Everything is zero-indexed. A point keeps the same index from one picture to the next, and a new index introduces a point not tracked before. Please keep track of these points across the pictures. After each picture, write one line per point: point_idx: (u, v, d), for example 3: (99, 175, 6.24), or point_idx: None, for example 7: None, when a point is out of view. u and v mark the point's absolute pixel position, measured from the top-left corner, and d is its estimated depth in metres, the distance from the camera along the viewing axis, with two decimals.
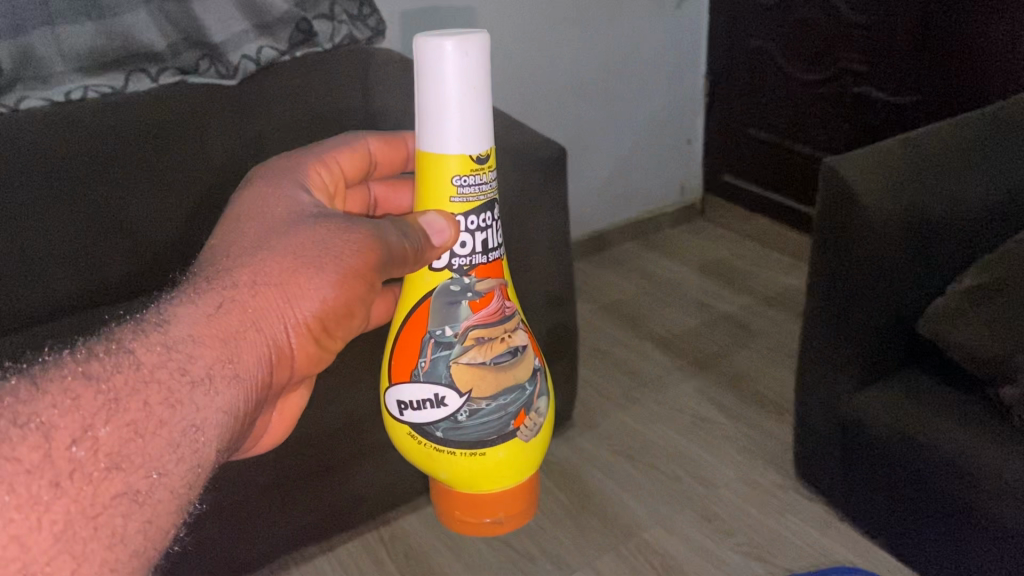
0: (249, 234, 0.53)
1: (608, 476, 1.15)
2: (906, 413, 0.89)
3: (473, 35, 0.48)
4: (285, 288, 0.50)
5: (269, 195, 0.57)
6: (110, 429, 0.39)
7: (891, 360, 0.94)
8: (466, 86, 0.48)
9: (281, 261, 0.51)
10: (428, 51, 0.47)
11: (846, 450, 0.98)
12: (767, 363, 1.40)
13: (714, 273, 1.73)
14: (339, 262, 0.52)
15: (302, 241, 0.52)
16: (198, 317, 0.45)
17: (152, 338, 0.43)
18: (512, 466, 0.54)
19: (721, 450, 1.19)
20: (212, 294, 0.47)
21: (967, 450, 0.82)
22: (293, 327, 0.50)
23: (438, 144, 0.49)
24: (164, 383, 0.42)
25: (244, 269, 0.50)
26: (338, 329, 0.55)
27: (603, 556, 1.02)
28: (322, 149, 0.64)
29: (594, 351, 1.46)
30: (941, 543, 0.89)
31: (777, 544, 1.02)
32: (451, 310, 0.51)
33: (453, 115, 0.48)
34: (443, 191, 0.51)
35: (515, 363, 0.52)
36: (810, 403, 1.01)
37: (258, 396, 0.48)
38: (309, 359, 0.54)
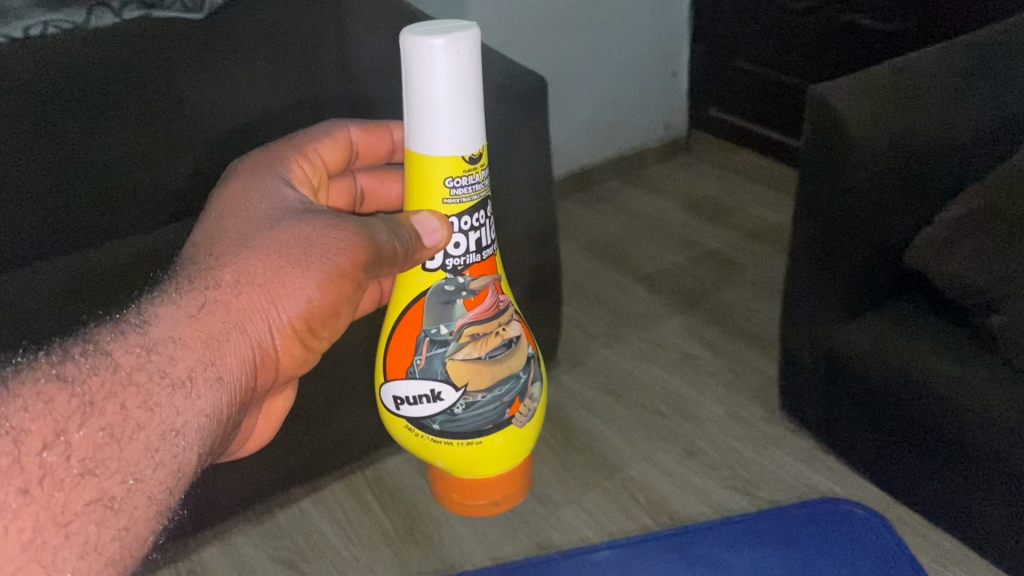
0: (234, 230, 0.51)
1: (593, 414, 1.15)
2: (894, 349, 0.88)
3: (465, 33, 0.46)
4: (268, 288, 0.47)
5: (251, 191, 0.54)
6: (85, 433, 0.37)
7: (878, 292, 0.93)
8: (457, 87, 0.46)
9: (265, 258, 0.48)
10: (416, 49, 0.46)
11: (830, 384, 0.98)
12: (752, 296, 1.39)
13: (700, 208, 1.71)
14: (326, 261, 0.50)
15: (285, 238, 0.50)
16: (181, 317, 0.43)
17: (131, 339, 0.41)
18: (509, 452, 0.54)
19: (704, 384, 1.20)
20: (195, 293, 0.45)
21: (964, 390, 0.81)
22: (275, 327, 0.48)
23: (429, 146, 0.48)
24: (142, 386, 0.40)
25: (226, 268, 0.47)
26: (323, 328, 0.52)
27: (589, 493, 1.02)
28: (303, 140, 0.61)
29: (580, 290, 1.44)
30: (924, 474, 0.89)
31: (762, 476, 1.03)
32: (446, 309, 0.50)
33: (445, 117, 0.47)
34: (436, 192, 0.49)
35: (510, 354, 0.52)
36: (793, 334, 1.00)
37: (241, 398, 0.46)
38: (292, 360, 0.52)
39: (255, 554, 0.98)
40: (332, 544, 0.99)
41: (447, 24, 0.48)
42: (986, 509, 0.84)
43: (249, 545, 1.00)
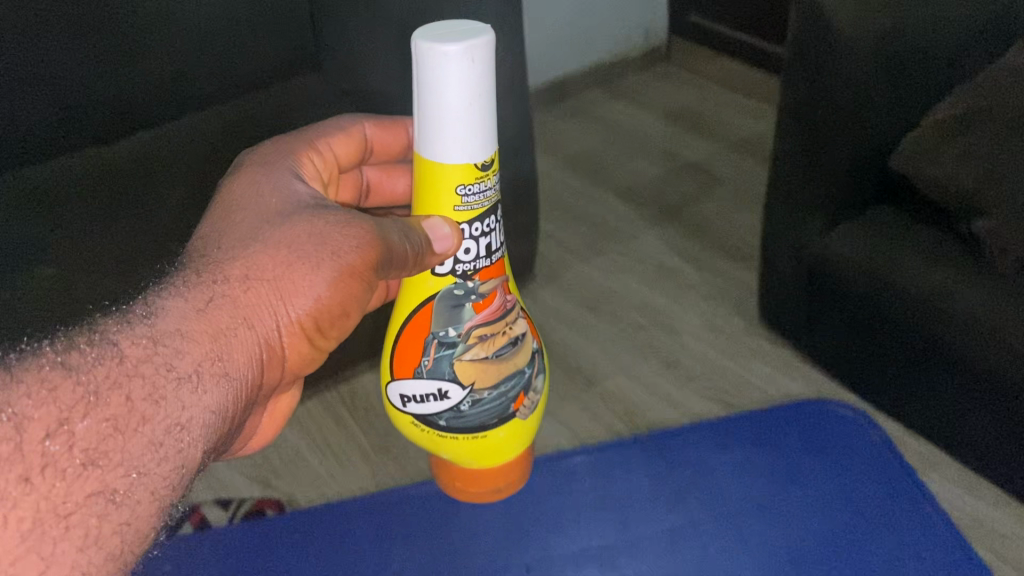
0: (245, 222, 0.49)
1: (570, 329, 1.14)
2: (876, 255, 0.87)
3: (480, 40, 0.44)
4: (278, 284, 0.46)
5: (261, 183, 0.52)
6: (89, 423, 0.37)
7: (862, 199, 0.91)
8: (468, 95, 0.45)
9: (274, 253, 0.47)
10: (427, 56, 0.44)
11: (810, 292, 0.96)
12: (733, 208, 1.37)
13: (681, 120, 1.67)
14: (334, 257, 0.48)
15: (295, 233, 0.48)
16: (187, 311, 0.43)
17: (138, 330, 0.41)
18: (513, 441, 0.54)
19: (683, 297, 1.18)
20: (202, 287, 0.44)
21: (952, 295, 0.80)
22: (285, 326, 0.47)
23: (439, 151, 0.46)
24: (149, 377, 0.39)
25: (235, 262, 0.46)
26: (331, 327, 0.51)
27: (566, 407, 1.01)
28: (316, 134, 0.59)
29: (557, 204, 1.41)
30: (901, 377, 0.90)
31: (740, 386, 1.03)
32: (454, 313, 0.49)
33: (457, 124, 0.45)
34: (446, 200, 0.48)
35: (516, 352, 0.51)
36: (773, 243, 0.99)
37: (248, 396, 0.46)
38: (299, 360, 0.50)
39: (230, 472, 0.97)
40: (309, 462, 0.98)
41: (462, 26, 0.46)
42: (963, 410, 0.84)
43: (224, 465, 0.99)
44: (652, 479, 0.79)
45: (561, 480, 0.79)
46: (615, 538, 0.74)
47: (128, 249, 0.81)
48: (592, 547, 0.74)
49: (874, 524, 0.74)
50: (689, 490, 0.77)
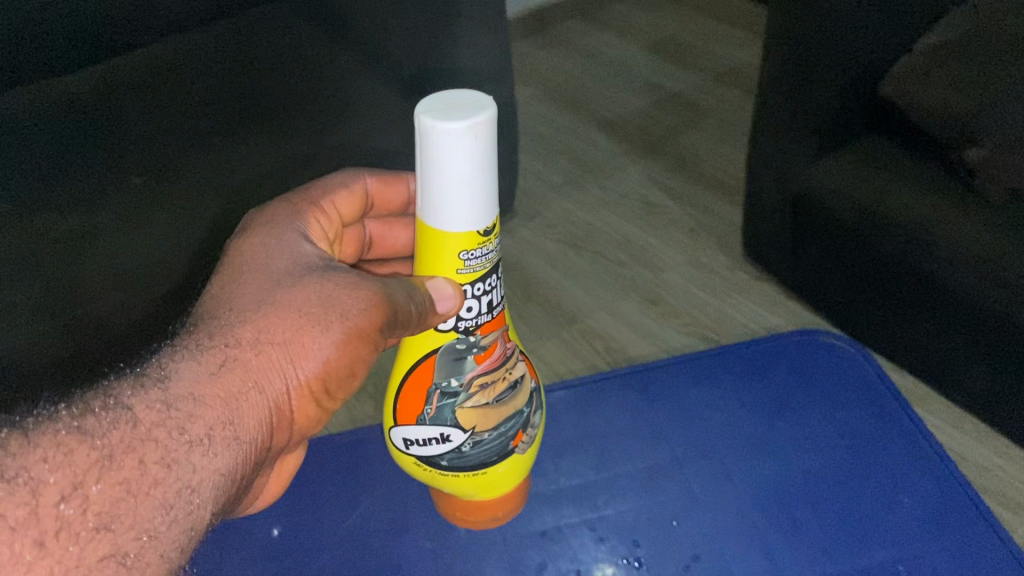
0: (251, 284, 0.42)
1: (551, 266, 1.12)
2: (867, 188, 0.85)
3: (484, 115, 0.38)
4: (288, 347, 0.40)
5: (264, 242, 0.45)
6: (103, 487, 0.32)
7: (851, 129, 0.90)
8: (475, 174, 0.39)
9: (282, 316, 0.41)
10: (427, 135, 0.38)
11: (795, 228, 0.95)
12: (716, 141, 1.34)
13: (664, 50, 1.63)
14: (345, 317, 0.42)
15: (304, 295, 0.42)
16: (200, 374, 0.37)
17: (151, 393, 0.36)
18: (512, 476, 0.50)
19: (666, 233, 1.16)
20: (214, 350, 0.39)
21: (939, 228, 0.79)
22: (295, 390, 0.41)
23: (440, 226, 0.41)
24: (161, 440, 0.34)
25: (243, 324, 0.40)
26: (339, 390, 0.45)
27: (547, 344, 1.00)
28: (318, 193, 0.51)
29: (538, 138, 1.37)
30: (889, 313, 0.88)
31: (722, 323, 1.02)
32: (456, 364, 0.45)
33: (460, 203, 0.40)
34: (447, 263, 0.42)
35: (516, 394, 0.47)
36: (759, 176, 0.97)
37: (259, 459, 0.40)
38: (307, 428, 0.44)
39: None
40: None
41: (465, 94, 0.40)
42: (949, 346, 0.84)
43: None
44: (634, 415, 0.72)
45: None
46: (594, 475, 0.68)
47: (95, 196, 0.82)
48: (568, 486, 0.67)
49: (868, 457, 0.68)
50: (676, 420, 0.72)
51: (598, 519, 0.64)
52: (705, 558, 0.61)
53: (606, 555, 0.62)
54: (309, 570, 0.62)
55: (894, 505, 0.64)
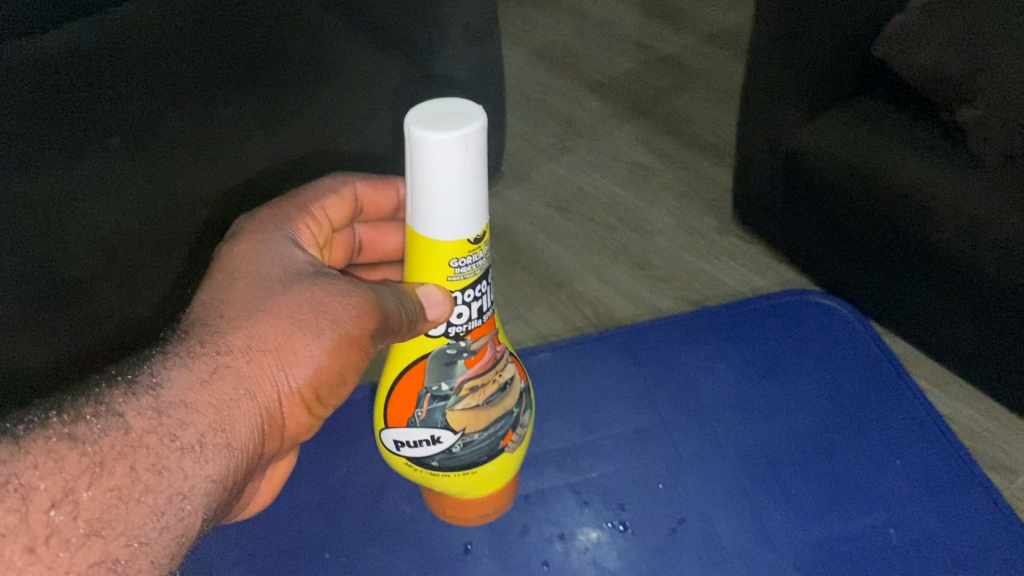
0: (241, 290, 0.42)
1: (539, 230, 1.10)
2: (858, 150, 0.84)
3: (474, 126, 0.39)
4: (279, 354, 0.40)
5: (254, 247, 0.45)
6: (94, 493, 0.33)
7: (842, 89, 0.89)
8: (465, 184, 0.40)
9: (274, 322, 0.41)
10: (418, 146, 0.39)
11: (786, 192, 0.94)
12: (707, 103, 1.33)
13: (655, 9, 1.60)
14: (335, 325, 0.42)
15: (295, 303, 0.42)
16: (191, 381, 0.37)
17: (143, 400, 0.36)
18: (502, 474, 0.52)
19: (656, 197, 1.15)
20: (206, 356, 0.39)
21: (931, 190, 0.78)
22: (287, 397, 0.41)
23: (431, 233, 0.42)
24: (153, 448, 0.35)
25: (235, 330, 0.40)
26: (330, 395, 0.44)
27: (535, 309, 0.99)
28: (310, 198, 0.51)
29: (526, 100, 1.35)
30: (879, 275, 0.88)
31: (710, 286, 1.01)
32: (447, 369, 0.45)
33: (451, 212, 0.40)
34: (438, 269, 0.43)
35: (505, 396, 0.48)
36: (750, 138, 0.96)
37: (251, 465, 0.40)
38: (300, 435, 0.44)
39: None
40: None
41: (455, 105, 0.40)
42: (942, 309, 0.83)
43: None
44: (621, 377, 0.72)
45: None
46: (578, 438, 0.67)
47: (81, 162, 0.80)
48: (554, 449, 0.66)
49: (859, 420, 0.67)
50: (667, 380, 0.71)
51: (583, 483, 0.64)
52: (690, 521, 0.61)
53: (590, 519, 0.61)
54: (293, 534, 0.62)
55: (885, 468, 0.64)
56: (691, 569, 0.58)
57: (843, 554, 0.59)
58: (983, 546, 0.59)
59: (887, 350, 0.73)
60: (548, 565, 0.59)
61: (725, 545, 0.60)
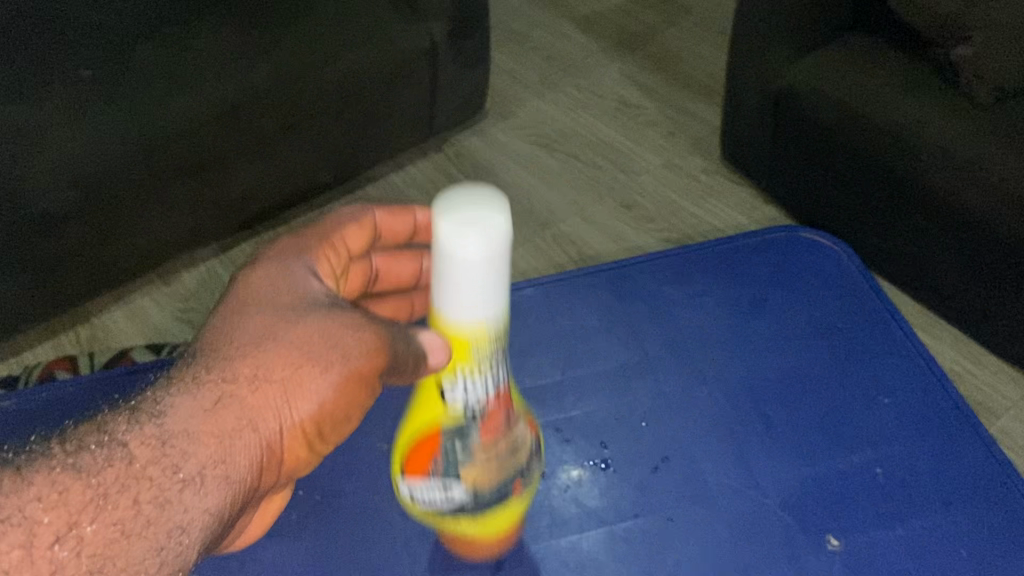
0: (253, 319, 0.38)
1: (524, 168, 1.09)
2: (850, 88, 0.83)
3: (500, 228, 0.34)
4: (285, 387, 0.37)
5: (268, 273, 0.41)
6: (98, 527, 0.31)
7: (839, 26, 0.88)
8: (482, 284, 0.35)
9: (283, 355, 0.37)
10: (449, 256, 0.34)
11: (775, 130, 0.92)
12: (695, 40, 1.30)
13: None
14: (344, 359, 0.38)
15: (305, 335, 0.38)
16: (195, 410, 0.34)
17: (146, 429, 0.33)
18: (514, 517, 0.48)
19: (643, 136, 1.13)
20: (211, 384, 0.36)
21: (921, 131, 0.78)
22: (289, 432, 0.37)
23: (443, 323, 0.37)
24: (156, 481, 0.32)
25: (242, 359, 0.37)
26: (332, 431, 0.40)
27: (519, 249, 0.99)
28: (333, 223, 0.44)
29: (511, 33, 1.31)
30: (871, 212, 0.86)
31: (696, 228, 1.01)
32: (462, 431, 0.42)
33: (466, 306, 0.36)
34: (454, 340, 0.38)
35: (519, 452, 0.44)
36: (739, 75, 0.94)
37: (245, 502, 0.36)
38: (296, 470, 0.40)
39: (162, 316, 0.94)
40: None
41: (483, 197, 0.35)
42: (929, 253, 0.83)
43: (155, 309, 0.95)
44: (604, 313, 0.70)
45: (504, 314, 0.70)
46: (560, 374, 0.65)
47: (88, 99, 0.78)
48: (535, 386, 0.65)
49: (852, 358, 0.66)
50: (652, 314, 0.69)
51: (564, 421, 0.62)
52: (674, 460, 0.60)
53: (571, 457, 0.60)
54: None
55: (875, 404, 0.63)
56: (673, 505, 0.58)
57: (832, 493, 0.58)
58: (969, 478, 0.59)
59: (877, 285, 0.72)
60: (527, 504, 0.58)
61: (709, 482, 0.59)
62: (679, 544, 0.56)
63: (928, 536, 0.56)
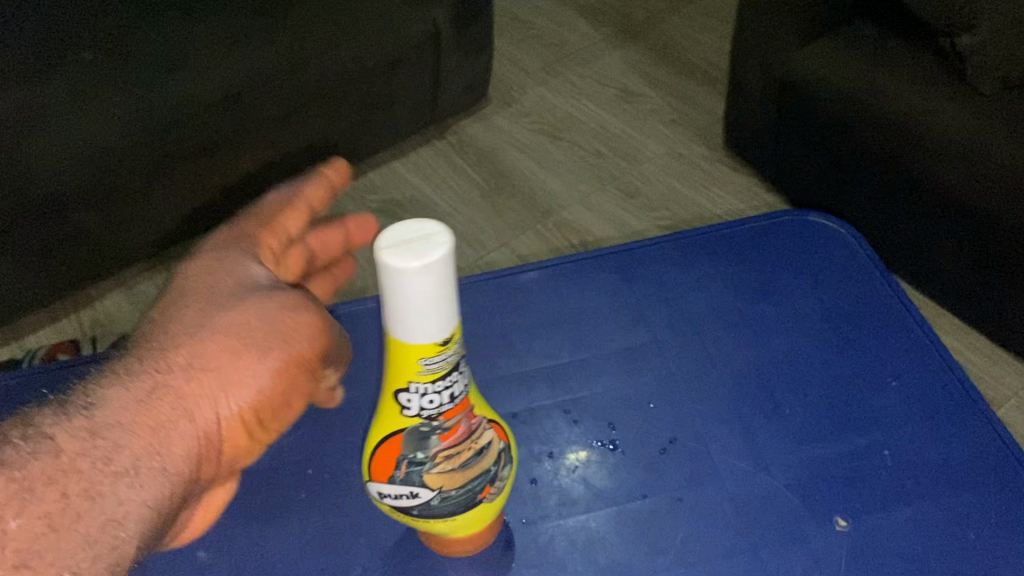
0: (189, 310, 0.40)
1: (527, 155, 1.08)
2: (854, 75, 0.83)
3: (440, 256, 0.34)
4: (222, 375, 0.38)
5: (205, 267, 0.42)
6: (23, 522, 0.31)
7: (843, 12, 0.87)
8: (430, 308, 0.35)
9: (219, 344, 0.39)
10: (387, 275, 0.34)
11: (779, 117, 0.92)
12: (700, 28, 1.29)
13: None
14: (287, 342, 0.40)
15: (242, 323, 0.39)
16: (128, 401, 0.36)
17: (76, 421, 0.34)
18: (482, 517, 0.48)
19: (646, 124, 1.13)
20: (146, 376, 0.37)
21: (923, 120, 0.78)
22: (227, 421, 0.38)
23: (399, 344, 0.37)
24: (85, 473, 0.33)
25: (178, 351, 0.38)
26: (272, 420, 0.41)
27: (522, 236, 0.99)
28: (270, 208, 0.45)
29: (514, 20, 1.31)
30: (873, 199, 0.86)
31: (699, 217, 1.01)
32: (420, 441, 0.41)
33: (415, 329, 0.36)
34: (406, 365, 0.38)
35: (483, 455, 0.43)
36: (744, 64, 0.94)
37: (185, 494, 0.37)
38: (236, 459, 0.41)
39: None
40: None
41: (424, 227, 0.35)
42: (933, 242, 0.83)
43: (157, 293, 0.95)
44: (609, 297, 0.69)
45: (512, 297, 0.70)
46: (567, 356, 0.65)
47: (88, 81, 0.77)
48: (542, 368, 0.65)
49: (858, 341, 0.66)
50: (659, 299, 0.69)
51: (571, 402, 0.62)
52: (681, 441, 0.60)
53: (579, 438, 0.60)
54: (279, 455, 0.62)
55: (883, 388, 0.63)
56: (683, 486, 0.58)
57: (840, 475, 0.58)
58: (975, 461, 0.59)
59: (884, 271, 0.71)
60: (536, 483, 0.58)
61: (715, 462, 0.59)
62: (688, 525, 0.56)
63: (935, 518, 0.56)
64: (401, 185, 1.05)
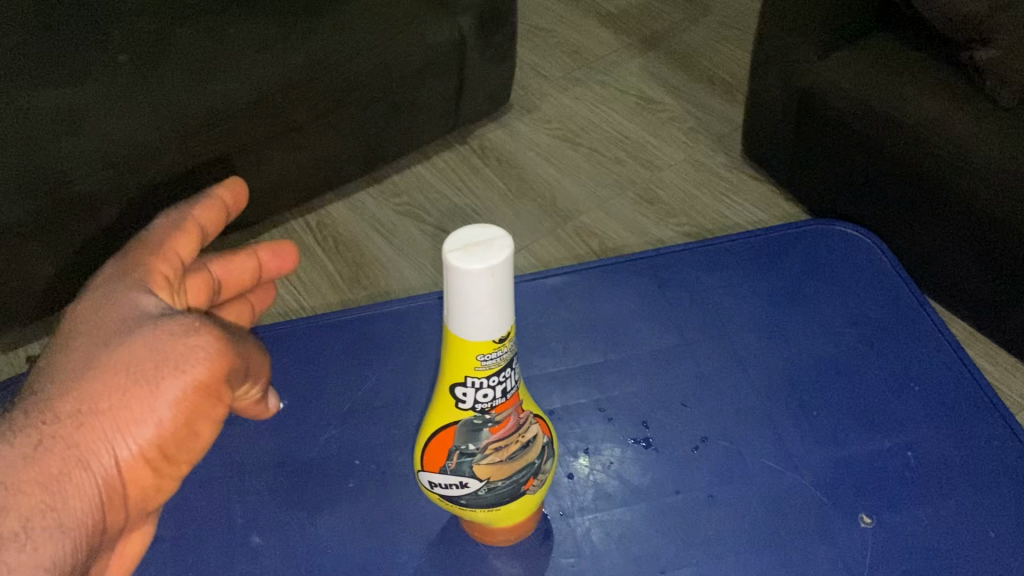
0: (77, 352, 0.39)
1: (548, 161, 1.10)
2: (875, 88, 0.83)
3: (502, 259, 0.36)
4: (114, 416, 0.37)
5: (97, 306, 0.41)
6: None
7: (863, 22, 0.88)
8: (490, 309, 0.37)
9: (107, 384, 0.38)
10: (452, 276, 0.36)
11: (799, 128, 0.93)
12: (717, 38, 1.30)
13: None
14: (179, 370, 0.38)
15: (131, 357, 0.38)
16: (14, 459, 0.36)
17: None
18: (525, 508, 0.49)
19: (666, 132, 1.14)
20: (29, 430, 0.37)
21: (943, 131, 0.78)
22: (127, 462, 0.38)
23: (458, 343, 0.38)
24: None
25: (64, 398, 0.38)
26: (179, 452, 0.40)
27: (541, 240, 1.00)
28: (158, 233, 0.44)
29: (535, 29, 1.32)
30: (894, 209, 0.86)
31: (718, 224, 1.02)
32: (471, 433, 0.42)
33: (475, 328, 0.37)
34: (463, 361, 0.39)
35: (530, 448, 0.45)
36: (763, 75, 0.95)
37: (91, 542, 0.38)
38: (149, 496, 0.41)
39: None
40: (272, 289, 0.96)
41: (485, 231, 0.37)
42: (950, 251, 0.83)
43: None
44: (640, 299, 0.70)
45: (541, 300, 0.71)
46: (600, 357, 0.66)
47: (128, 88, 0.80)
48: (574, 366, 0.66)
49: (882, 347, 0.67)
50: (688, 302, 0.70)
51: (606, 401, 0.63)
52: (713, 441, 0.61)
53: (613, 435, 0.61)
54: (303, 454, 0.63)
55: (905, 393, 0.63)
56: (711, 484, 0.59)
57: (864, 477, 0.59)
58: (995, 461, 0.60)
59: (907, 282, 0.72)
60: (573, 478, 0.59)
61: (749, 462, 0.60)
62: (718, 522, 0.57)
63: (954, 521, 0.57)
64: (425, 189, 1.06)
